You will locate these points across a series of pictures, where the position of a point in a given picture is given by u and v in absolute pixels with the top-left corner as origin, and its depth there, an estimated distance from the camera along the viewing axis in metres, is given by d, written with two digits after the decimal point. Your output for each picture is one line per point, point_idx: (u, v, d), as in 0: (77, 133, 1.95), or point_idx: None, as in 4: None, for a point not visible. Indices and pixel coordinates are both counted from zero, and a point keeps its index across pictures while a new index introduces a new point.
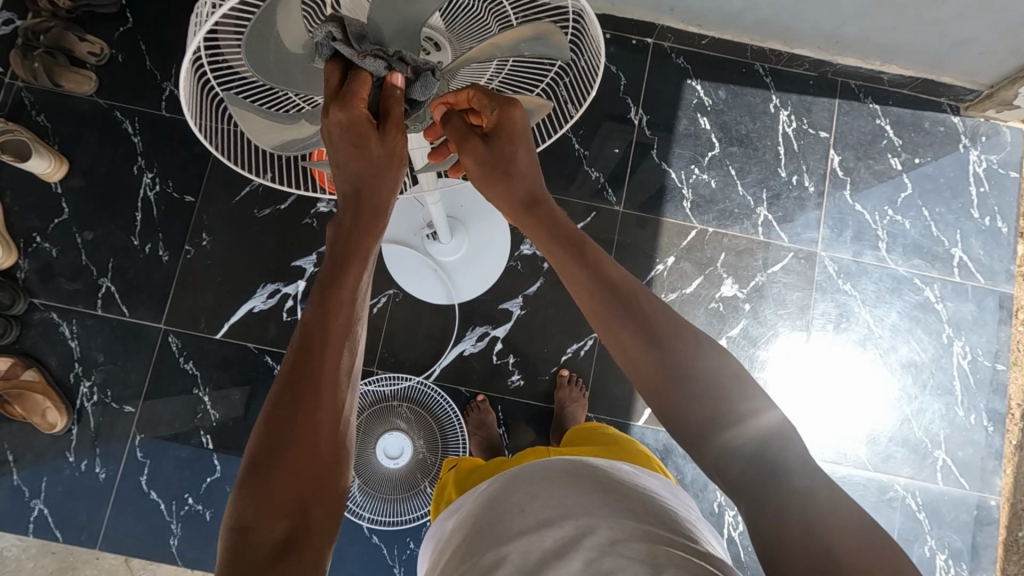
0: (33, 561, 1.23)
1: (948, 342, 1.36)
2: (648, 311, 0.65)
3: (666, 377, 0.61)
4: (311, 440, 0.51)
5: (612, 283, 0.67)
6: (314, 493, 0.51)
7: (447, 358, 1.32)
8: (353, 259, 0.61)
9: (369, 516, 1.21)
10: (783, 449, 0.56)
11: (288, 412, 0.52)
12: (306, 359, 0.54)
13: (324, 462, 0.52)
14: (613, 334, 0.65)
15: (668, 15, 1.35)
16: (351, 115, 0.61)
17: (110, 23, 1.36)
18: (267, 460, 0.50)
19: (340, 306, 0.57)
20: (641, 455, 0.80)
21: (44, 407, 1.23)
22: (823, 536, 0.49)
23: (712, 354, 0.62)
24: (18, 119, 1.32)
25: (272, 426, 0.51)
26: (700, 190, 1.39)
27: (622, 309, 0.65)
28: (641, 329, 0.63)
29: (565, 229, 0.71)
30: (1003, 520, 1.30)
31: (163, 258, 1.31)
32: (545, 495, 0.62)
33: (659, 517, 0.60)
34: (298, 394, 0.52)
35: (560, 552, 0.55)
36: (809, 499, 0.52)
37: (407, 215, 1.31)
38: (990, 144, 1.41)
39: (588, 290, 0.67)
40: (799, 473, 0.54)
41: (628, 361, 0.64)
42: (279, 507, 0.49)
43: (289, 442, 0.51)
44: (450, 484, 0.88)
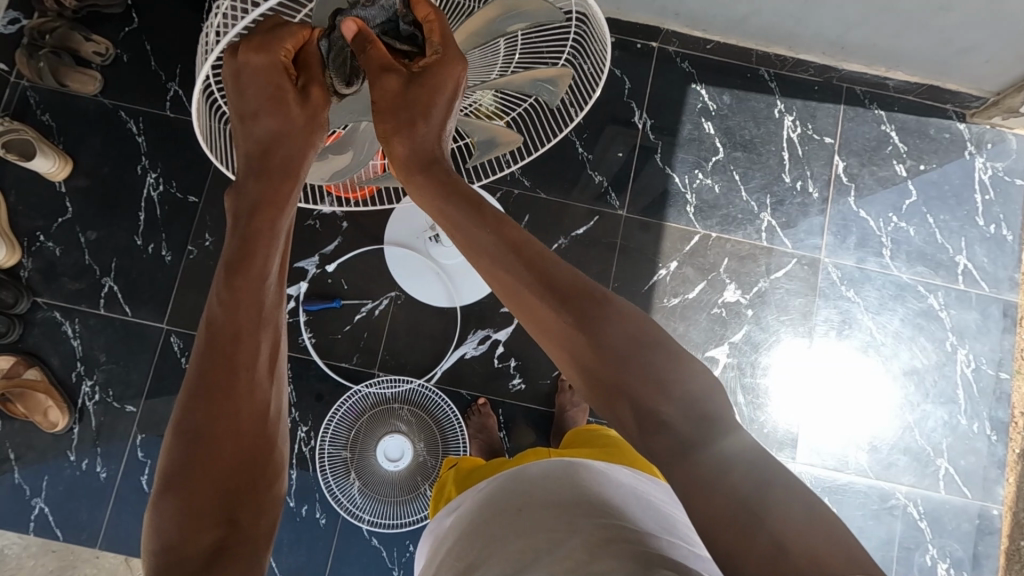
0: (33, 559, 1.23)
1: (951, 350, 1.35)
2: (602, 314, 0.62)
3: (617, 389, 0.60)
4: (228, 444, 0.57)
5: (557, 282, 0.64)
6: (237, 501, 0.57)
7: (448, 361, 1.31)
8: (256, 252, 0.62)
9: (369, 519, 1.22)
10: (775, 470, 0.52)
11: (199, 417, 0.57)
12: (216, 367, 0.58)
13: (233, 462, 0.57)
14: (553, 332, 0.63)
15: (674, 19, 1.35)
16: (266, 59, 0.62)
17: (116, 24, 1.36)
18: (186, 474, 0.56)
19: (242, 303, 0.60)
20: (641, 458, 0.80)
21: (47, 407, 1.24)
22: (817, 549, 0.45)
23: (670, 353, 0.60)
24: (23, 118, 1.32)
25: (188, 440, 0.56)
26: (703, 195, 1.38)
27: (571, 315, 0.62)
28: (591, 329, 0.61)
29: (464, 191, 0.71)
30: (1006, 529, 1.29)
31: (167, 258, 1.32)
32: (534, 502, 0.61)
33: (648, 518, 0.59)
34: (205, 407, 0.57)
35: (549, 546, 0.54)
36: (806, 513, 0.48)
37: (409, 219, 1.33)
38: (996, 151, 1.40)
39: (530, 288, 0.64)
40: (791, 484, 0.51)
41: (580, 373, 0.62)
42: (206, 518, 0.56)
43: (204, 450, 0.56)
44: (450, 482, 0.87)
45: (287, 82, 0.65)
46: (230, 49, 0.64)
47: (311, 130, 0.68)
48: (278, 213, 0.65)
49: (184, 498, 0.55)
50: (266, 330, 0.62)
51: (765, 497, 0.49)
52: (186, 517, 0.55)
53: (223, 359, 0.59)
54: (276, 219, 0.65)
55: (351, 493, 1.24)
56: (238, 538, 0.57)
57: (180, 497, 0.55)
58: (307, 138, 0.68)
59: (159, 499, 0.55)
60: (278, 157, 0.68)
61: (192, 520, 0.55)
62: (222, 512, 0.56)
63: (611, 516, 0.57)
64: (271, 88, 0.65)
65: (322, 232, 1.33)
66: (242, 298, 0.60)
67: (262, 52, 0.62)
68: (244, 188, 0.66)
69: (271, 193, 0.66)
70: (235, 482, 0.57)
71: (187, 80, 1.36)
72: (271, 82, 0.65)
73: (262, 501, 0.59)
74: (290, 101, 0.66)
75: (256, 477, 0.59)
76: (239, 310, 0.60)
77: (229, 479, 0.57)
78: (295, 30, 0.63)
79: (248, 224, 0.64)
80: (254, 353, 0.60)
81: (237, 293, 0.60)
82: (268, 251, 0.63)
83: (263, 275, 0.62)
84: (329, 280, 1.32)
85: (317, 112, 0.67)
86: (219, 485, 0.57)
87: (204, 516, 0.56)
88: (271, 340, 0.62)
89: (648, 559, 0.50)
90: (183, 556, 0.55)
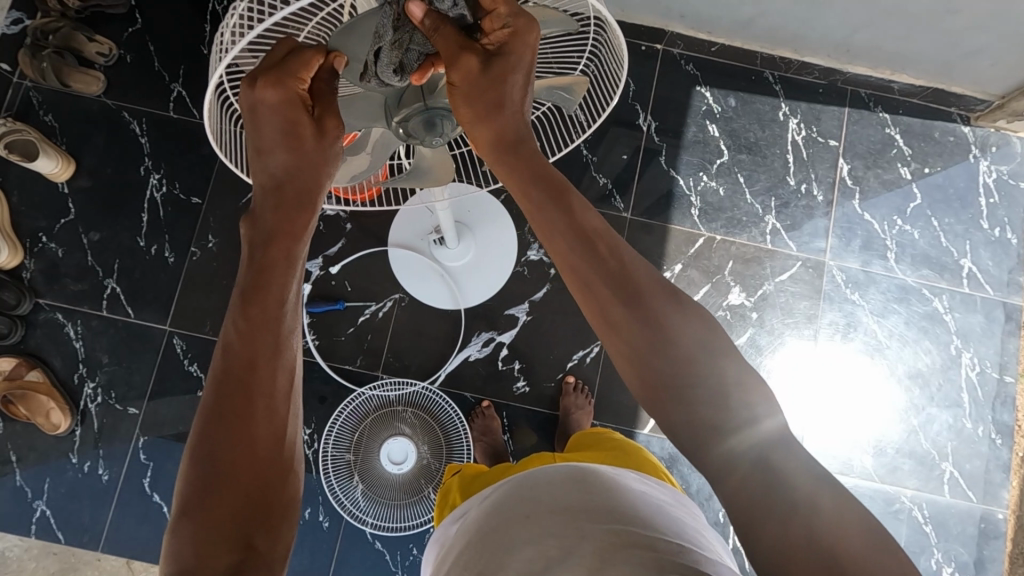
0: (35, 562, 1.22)
1: (955, 353, 1.35)
2: (653, 300, 0.62)
3: (674, 386, 0.59)
4: (244, 470, 0.56)
5: (615, 269, 0.64)
6: (254, 524, 0.56)
7: (452, 363, 1.31)
8: (272, 279, 0.62)
9: (372, 522, 1.21)
10: (792, 465, 0.53)
11: (216, 444, 0.56)
12: (230, 389, 0.58)
13: (247, 487, 0.56)
14: (617, 326, 0.62)
15: (679, 22, 1.35)
16: (283, 93, 0.60)
17: (119, 24, 1.35)
18: (202, 497, 0.55)
19: (264, 329, 0.60)
20: (648, 462, 0.80)
21: (49, 408, 1.23)
22: (814, 542, 0.48)
23: (705, 334, 0.61)
24: (25, 118, 1.32)
25: (204, 466, 0.55)
26: (708, 198, 1.38)
27: (632, 306, 0.62)
28: (649, 319, 0.61)
29: (552, 179, 0.68)
30: (1010, 533, 1.29)
31: (170, 259, 1.31)
32: (543, 510, 0.60)
33: (658, 521, 0.59)
34: (222, 428, 0.56)
35: (561, 553, 0.54)
36: (810, 508, 0.50)
37: (415, 221, 1.33)
38: (1001, 154, 1.40)
39: (589, 276, 0.64)
40: (803, 479, 0.52)
41: (634, 365, 0.61)
42: (223, 542, 0.54)
43: (219, 475, 0.55)
44: (455, 487, 0.86)
45: (306, 115, 0.63)
46: (246, 80, 0.61)
47: (325, 159, 0.66)
48: (294, 242, 0.64)
49: (200, 523, 0.54)
50: (283, 356, 0.61)
51: (769, 494, 0.52)
52: (202, 544, 0.54)
53: (242, 387, 0.58)
54: (294, 245, 0.64)
55: (355, 496, 1.23)
56: (256, 564, 0.55)
57: (196, 522, 0.54)
58: (325, 165, 0.66)
59: (175, 525, 0.54)
60: (295, 184, 0.66)
61: (207, 545, 0.54)
62: (238, 536, 0.55)
63: (626, 522, 0.57)
64: (288, 123, 0.62)
65: (326, 234, 1.33)
66: (263, 325, 0.60)
67: (280, 87, 0.59)
68: (260, 218, 0.65)
69: (286, 220, 0.65)
70: (247, 506, 0.56)
71: (190, 81, 1.36)
72: (291, 112, 0.62)
73: (279, 524, 0.57)
74: (305, 130, 0.63)
75: (273, 501, 0.57)
76: (255, 331, 0.60)
77: (246, 504, 0.56)
78: (309, 59, 0.59)
79: (264, 253, 0.63)
80: (271, 378, 0.59)
81: (258, 320, 0.60)
82: (285, 280, 0.62)
83: (282, 300, 0.62)
84: (333, 282, 1.32)
85: (332, 145, 0.65)
86: (234, 509, 0.55)
87: (219, 542, 0.54)
88: (288, 366, 0.61)
89: (660, 564, 0.50)
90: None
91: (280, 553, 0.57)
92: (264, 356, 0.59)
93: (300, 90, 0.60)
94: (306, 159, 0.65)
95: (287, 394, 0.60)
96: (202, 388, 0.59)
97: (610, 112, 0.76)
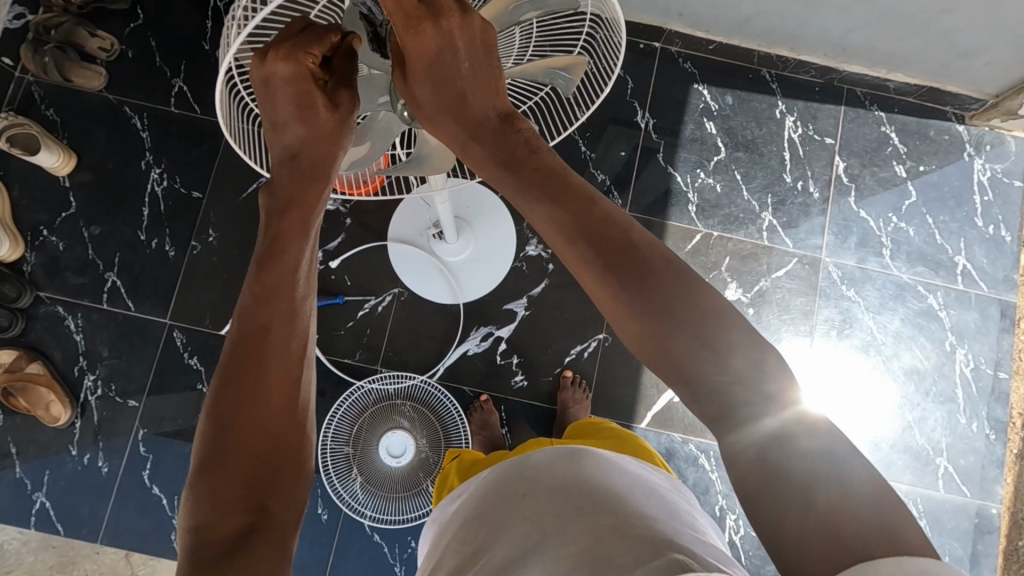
0: (34, 555, 1.23)
1: (950, 350, 1.36)
2: (659, 284, 0.59)
3: (669, 358, 0.58)
4: (257, 438, 0.58)
5: (616, 250, 0.61)
6: (266, 487, 0.57)
7: (451, 358, 1.31)
8: (285, 248, 0.64)
9: (371, 514, 1.22)
10: (792, 454, 0.52)
11: (227, 408, 0.58)
12: (245, 358, 0.59)
13: (258, 454, 0.58)
14: (615, 305, 0.60)
15: (677, 20, 1.36)
16: (295, 67, 0.61)
17: (121, 19, 1.36)
18: (215, 462, 0.57)
19: (275, 299, 0.62)
20: (642, 450, 0.80)
21: (49, 401, 1.24)
22: (809, 531, 0.49)
23: (719, 325, 0.57)
24: (27, 113, 1.33)
25: (216, 431, 0.57)
26: (705, 195, 1.39)
27: (633, 284, 0.59)
28: (653, 303, 0.58)
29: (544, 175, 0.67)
30: (1004, 529, 1.30)
31: (170, 254, 1.32)
32: (541, 487, 0.61)
33: (653, 503, 0.60)
34: (235, 395, 0.58)
35: (557, 529, 0.55)
36: (807, 492, 0.50)
37: (415, 216, 1.33)
38: (995, 153, 1.41)
39: (589, 261, 0.61)
40: (801, 465, 0.52)
41: (635, 337, 0.60)
42: (235, 504, 0.56)
43: (230, 441, 0.57)
44: (452, 473, 0.87)
45: (317, 89, 0.64)
46: (260, 56, 0.63)
47: (339, 130, 0.67)
48: (308, 212, 0.66)
49: (213, 484, 0.56)
50: (296, 324, 0.62)
51: (766, 485, 0.52)
52: (215, 503, 0.56)
53: (254, 354, 0.60)
54: (309, 214, 0.66)
55: (353, 489, 1.23)
56: (268, 525, 0.56)
57: (210, 483, 0.56)
58: (339, 141, 0.68)
59: (192, 485, 0.56)
60: (310, 159, 0.68)
61: (221, 504, 0.56)
62: (250, 499, 0.57)
63: (619, 500, 0.58)
64: (301, 97, 0.64)
65: (326, 229, 1.33)
66: (275, 292, 0.62)
67: (290, 61, 0.61)
68: (276, 188, 0.68)
69: (302, 190, 0.67)
70: (259, 472, 0.58)
71: (192, 76, 1.36)
72: (302, 88, 0.63)
73: (292, 489, 0.59)
74: (316, 104, 0.65)
75: (284, 467, 0.59)
76: (267, 303, 0.61)
77: (257, 466, 0.58)
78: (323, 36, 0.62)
79: (279, 222, 0.66)
80: (284, 346, 0.61)
81: (270, 288, 0.62)
82: (300, 247, 0.65)
83: (294, 270, 0.63)
84: (333, 276, 1.32)
85: (347, 116, 0.67)
86: (246, 473, 0.57)
87: (231, 503, 0.56)
88: (301, 332, 0.63)
89: (656, 542, 0.51)
90: (211, 542, 0.55)
91: (295, 513, 0.59)
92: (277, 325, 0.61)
93: (309, 62, 0.61)
94: (320, 133, 0.67)
95: (298, 358, 0.62)
96: (218, 359, 0.61)
97: (609, 92, 0.77)
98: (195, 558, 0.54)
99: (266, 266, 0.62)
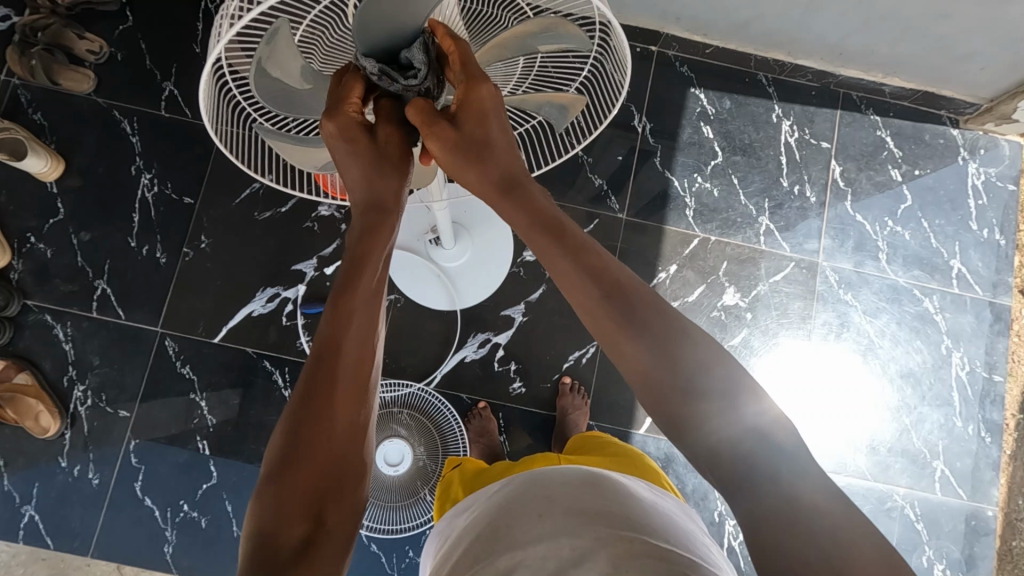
0: (23, 568, 1.20)
1: (946, 353, 1.37)
2: (657, 322, 0.56)
3: (676, 387, 0.54)
4: (323, 448, 0.55)
5: (619, 294, 0.58)
6: (327, 500, 0.55)
7: (448, 364, 1.31)
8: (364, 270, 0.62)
9: (368, 524, 1.20)
10: (784, 463, 0.50)
11: (301, 415, 0.56)
12: (321, 373, 0.57)
13: (329, 465, 0.55)
14: (625, 351, 0.57)
15: (675, 24, 1.35)
16: (340, 121, 0.64)
17: (111, 22, 1.34)
18: (286, 466, 0.54)
19: (353, 321, 0.59)
20: (648, 469, 0.79)
21: (38, 411, 1.21)
22: (810, 555, 0.45)
23: (696, 345, 0.55)
24: (13, 116, 1.30)
25: (290, 435, 0.55)
26: (703, 199, 1.39)
27: (640, 331, 0.56)
28: (659, 348, 0.55)
29: (546, 216, 0.63)
30: (1000, 530, 1.30)
31: (162, 260, 1.30)
32: (563, 504, 0.60)
33: (667, 533, 0.58)
34: (311, 407, 0.56)
35: (576, 554, 0.53)
36: (806, 507, 0.47)
37: (411, 221, 1.32)
38: (989, 157, 1.42)
39: (592, 305, 0.58)
40: (804, 480, 0.49)
41: (644, 387, 0.56)
42: (299, 512, 0.53)
43: (302, 449, 0.55)
44: (456, 482, 0.86)
45: (364, 135, 0.66)
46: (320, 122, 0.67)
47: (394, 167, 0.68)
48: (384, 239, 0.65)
49: (283, 486, 0.53)
50: (369, 347, 0.60)
51: (754, 494, 0.49)
52: (281, 511, 0.53)
53: (329, 367, 0.57)
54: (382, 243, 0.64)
55: None
56: (324, 540, 0.53)
57: (279, 487, 0.53)
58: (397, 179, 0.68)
59: (261, 488, 0.54)
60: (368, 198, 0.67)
61: (287, 509, 0.53)
62: (308, 512, 0.53)
63: (638, 530, 0.56)
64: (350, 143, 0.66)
65: (321, 235, 1.32)
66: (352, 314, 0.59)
67: (333, 117, 0.64)
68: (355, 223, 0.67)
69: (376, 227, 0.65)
70: (327, 482, 0.55)
71: (182, 80, 1.34)
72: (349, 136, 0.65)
73: (351, 502, 0.56)
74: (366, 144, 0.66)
75: (345, 480, 0.56)
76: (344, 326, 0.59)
77: (321, 479, 0.55)
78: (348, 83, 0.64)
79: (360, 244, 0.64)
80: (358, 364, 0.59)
81: (349, 311, 0.59)
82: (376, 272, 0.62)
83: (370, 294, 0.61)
84: (328, 283, 1.31)
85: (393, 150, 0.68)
86: (311, 484, 0.54)
87: (296, 509, 0.53)
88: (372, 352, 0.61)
89: None
90: (274, 548, 0.51)
91: (347, 534, 0.55)
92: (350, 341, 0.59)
93: (352, 112, 0.64)
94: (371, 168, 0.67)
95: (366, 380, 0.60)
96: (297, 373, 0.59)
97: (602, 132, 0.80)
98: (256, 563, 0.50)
99: (342, 289, 0.60)
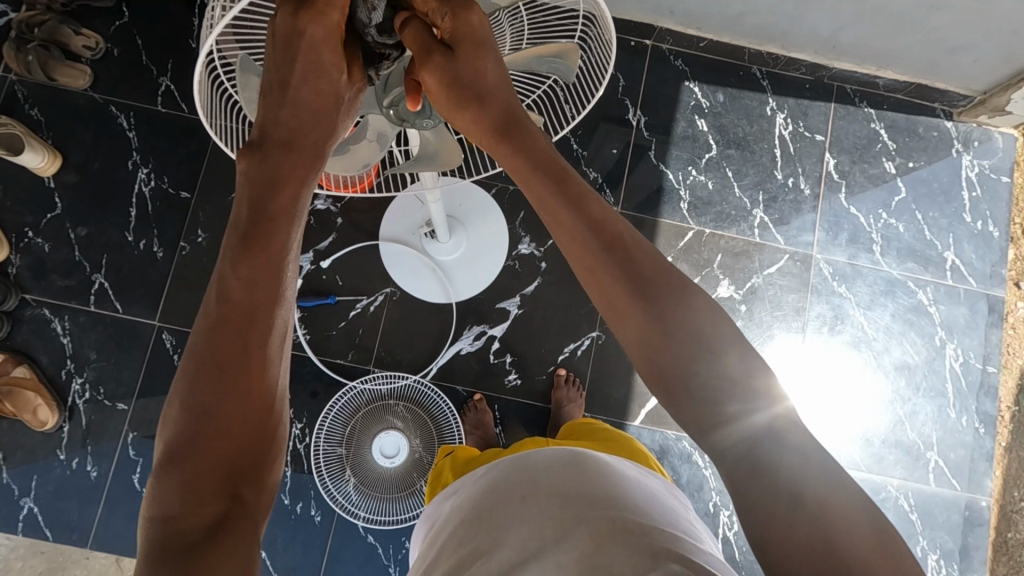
0: (22, 561, 1.21)
1: (940, 345, 1.37)
2: (683, 312, 0.57)
3: (677, 377, 0.56)
4: (230, 424, 0.54)
5: (632, 265, 0.59)
6: (242, 476, 0.55)
7: (444, 357, 1.31)
8: (277, 228, 0.59)
9: (365, 515, 1.21)
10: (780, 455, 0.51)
11: (207, 393, 0.54)
12: (229, 339, 0.55)
13: (236, 441, 0.55)
14: (629, 325, 0.59)
15: (668, 17, 1.35)
16: (325, 27, 0.57)
17: (107, 17, 1.34)
18: (191, 449, 0.53)
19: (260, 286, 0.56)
20: (637, 452, 0.80)
21: (36, 404, 1.22)
22: (802, 541, 0.47)
23: (704, 312, 0.58)
24: (10, 111, 1.31)
25: (193, 413, 0.54)
26: (698, 192, 1.39)
27: (650, 305, 0.58)
28: (661, 325, 0.57)
29: (548, 162, 0.65)
30: (993, 521, 1.31)
31: (158, 255, 1.30)
32: (538, 493, 0.60)
33: (649, 509, 0.59)
34: (227, 376, 0.55)
35: (557, 536, 0.54)
36: (800, 497, 0.49)
37: (406, 215, 1.33)
38: (983, 150, 1.43)
39: (607, 275, 0.60)
40: (801, 471, 0.50)
41: (650, 366, 0.58)
42: (211, 492, 0.53)
43: (208, 426, 0.54)
44: (446, 469, 0.87)
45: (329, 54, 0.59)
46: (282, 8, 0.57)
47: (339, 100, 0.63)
48: (298, 194, 0.61)
49: (189, 471, 0.53)
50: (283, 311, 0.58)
51: (751, 487, 0.51)
52: (189, 492, 0.53)
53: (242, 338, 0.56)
54: (295, 197, 0.61)
55: (347, 490, 1.22)
56: (242, 516, 0.54)
57: (183, 470, 0.53)
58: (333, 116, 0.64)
59: (161, 472, 0.53)
60: (288, 129, 0.62)
61: (194, 493, 0.52)
62: (219, 491, 0.54)
63: (614, 506, 0.57)
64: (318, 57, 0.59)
65: (317, 229, 1.33)
66: (264, 282, 0.57)
67: (321, 19, 0.57)
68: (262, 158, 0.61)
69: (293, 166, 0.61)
70: (232, 462, 0.55)
71: (179, 75, 1.35)
72: (326, 45, 0.58)
73: (264, 477, 0.56)
74: (329, 67, 0.60)
75: (258, 454, 0.56)
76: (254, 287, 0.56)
77: (230, 458, 0.55)
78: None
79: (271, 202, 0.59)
80: (272, 328, 0.57)
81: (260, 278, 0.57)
82: (288, 232, 0.59)
83: (284, 253, 0.58)
84: (325, 277, 1.32)
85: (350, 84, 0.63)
86: (222, 462, 0.54)
87: (206, 488, 0.53)
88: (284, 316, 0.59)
89: (654, 551, 0.50)
90: (180, 534, 0.51)
91: (262, 505, 0.56)
92: (262, 309, 0.57)
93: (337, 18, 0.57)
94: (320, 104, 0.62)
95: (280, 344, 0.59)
96: (192, 339, 0.56)
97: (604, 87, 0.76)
98: (166, 547, 0.51)
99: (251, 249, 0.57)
